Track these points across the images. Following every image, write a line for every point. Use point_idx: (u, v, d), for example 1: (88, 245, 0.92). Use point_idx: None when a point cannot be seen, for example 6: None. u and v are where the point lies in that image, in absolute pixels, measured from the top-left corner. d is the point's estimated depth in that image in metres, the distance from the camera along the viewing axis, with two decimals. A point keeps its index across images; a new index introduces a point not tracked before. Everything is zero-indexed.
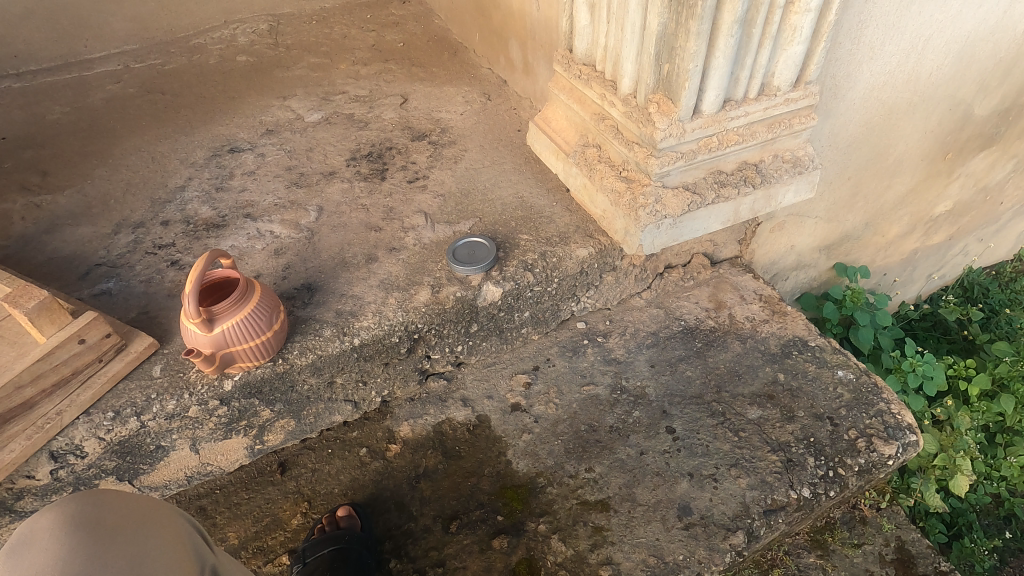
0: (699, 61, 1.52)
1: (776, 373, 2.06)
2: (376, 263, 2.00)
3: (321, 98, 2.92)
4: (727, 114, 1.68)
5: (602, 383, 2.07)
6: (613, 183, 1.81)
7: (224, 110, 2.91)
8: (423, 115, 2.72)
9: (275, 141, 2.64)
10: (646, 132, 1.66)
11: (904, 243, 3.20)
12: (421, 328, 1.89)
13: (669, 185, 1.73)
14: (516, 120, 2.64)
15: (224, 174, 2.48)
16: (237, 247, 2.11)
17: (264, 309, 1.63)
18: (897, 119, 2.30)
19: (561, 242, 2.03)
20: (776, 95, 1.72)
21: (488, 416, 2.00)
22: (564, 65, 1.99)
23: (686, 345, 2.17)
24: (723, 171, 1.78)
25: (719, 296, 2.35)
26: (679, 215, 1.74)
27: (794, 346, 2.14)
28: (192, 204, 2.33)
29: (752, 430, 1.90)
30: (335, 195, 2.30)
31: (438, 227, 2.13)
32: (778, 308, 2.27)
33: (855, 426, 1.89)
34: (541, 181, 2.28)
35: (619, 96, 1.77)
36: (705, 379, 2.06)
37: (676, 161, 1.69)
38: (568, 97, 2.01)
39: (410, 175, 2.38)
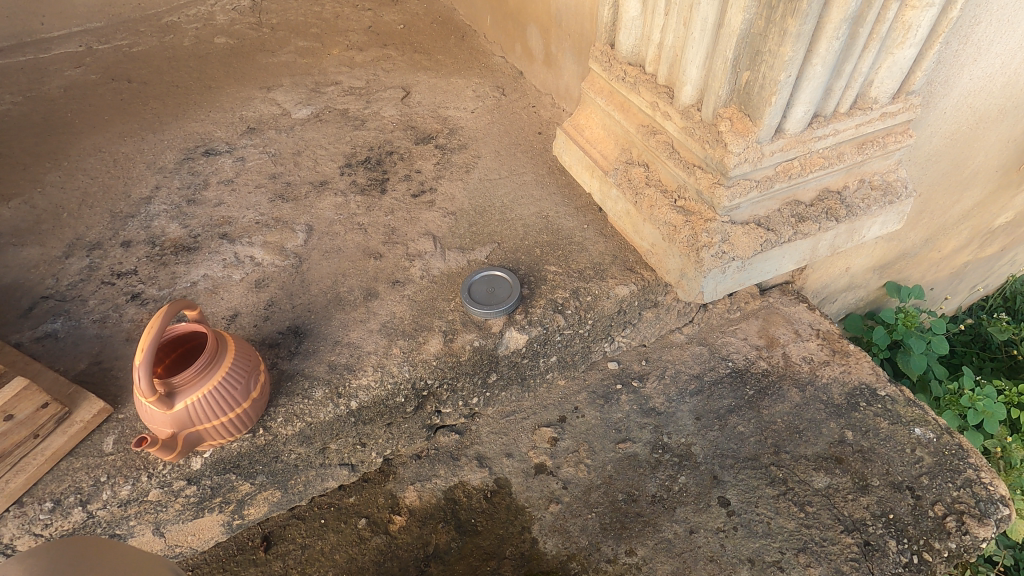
0: (793, 70, 1.19)
1: (843, 431, 1.77)
2: (376, 301, 1.68)
3: (311, 90, 2.56)
4: (814, 134, 1.35)
5: (640, 440, 1.79)
6: (667, 214, 1.48)
7: (199, 103, 2.54)
8: (428, 113, 2.36)
9: (257, 142, 2.29)
10: (714, 155, 1.34)
11: (958, 257, 2.90)
12: (431, 384, 1.57)
13: (738, 220, 1.41)
14: (536, 120, 2.29)
15: (198, 182, 2.13)
16: (210, 277, 1.78)
17: (238, 375, 1.32)
18: (984, 128, 1.97)
19: (596, 276, 1.71)
20: (872, 109, 1.39)
21: (508, 480, 1.72)
22: (604, 63, 1.65)
23: (736, 392, 1.88)
24: (802, 202, 1.46)
25: (769, 332, 2.06)
26: (749, 257, 1.42)
27: (861, 396, 1.86)
28: (158, 220, 1.99)
29: (820, 503, 1.62)
30: (327, 211, 1.97)
31: (449, 254, 1.80)
32: (839, 347, 1.98)
33: (941, 500, 1.61)
34: (568, 198, 1.96)
35: (676, 108, 1.44)
36: (760, 437, 1.77)
37: (749, 192, 1.37)
38: (607, 103, 1.67)
39: (414, 187, 2.04)
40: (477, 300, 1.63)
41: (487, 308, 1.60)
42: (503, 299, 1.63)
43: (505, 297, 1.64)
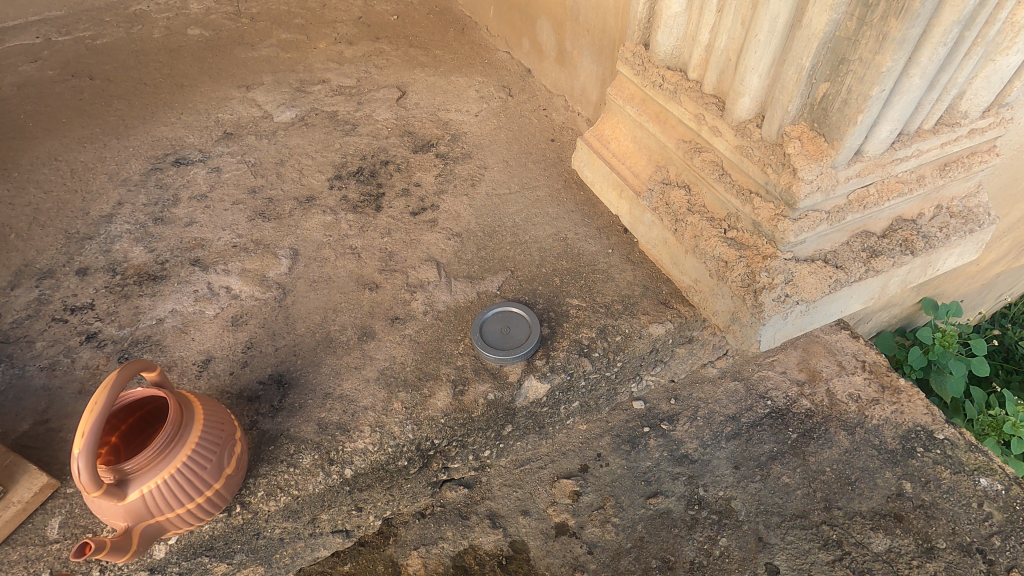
0: (888, 84, 0.97)
1: (900, 482, 1.58)
2: (372, 342, 1.45)
3: (295, 90, 2.30)
4: (896, 155, 1.13)
5: (672, 494, 1.59)
6: (715, 247, 1.26)
7: (170, 104, 2.27)
8: (427, 116, 2.12)
9: (234, 149, 2.04)
10: (779, 182, 1.12)
11: (993, 268, 2.71)
12: (438, 443, 1.36)
13: (802, 257, 1.19)
14: (548, 125, 2.05)
15: (167, 197, 1.88)
16: (179, 313, 1.54)
17: (206, 451, 1.09)
18: None
19: (626, 312, 1.49)
20: (960, 125, 1.18)
21: (526, 544, 1.52)
22: (636, 66, 1.42)
23: (777, 436, 1.68)
24: (873, 233, 1.25)
25: (809, 364, 1.86)
26: (815, 300, 1.20)
27: (917, 439, 1.66)
28: (120, 243, 1.74)
29: (881, 571, 1.43)
30: (314, 232, 1.73)
31: (456, 285, 1.57)
32: (888, 382, 1.79)
33: (1017, 566, 1.43)
34: (588, 217, 1.73)
35: (728, 122, 1.21)
36: (808, 490, 1.58)
37: (818, 225, 1.15)
38: (639, 112, 1.44)
39: (413, 203, 1.80)
40: (490, 341, 1.42)
41: (502, 352, 1.39)
42: (519, 342, 1.42)
43: (520, 339, 1.42)
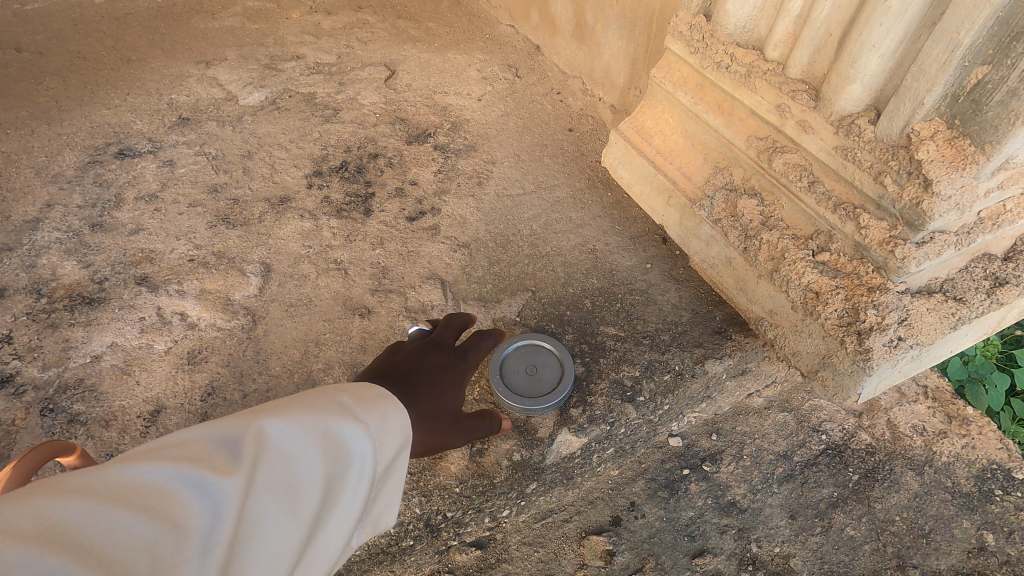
0: None
1: (981, 533, 1.37)
2: None
3: (264, 67, 1.96)
4: None
5: (722, 551, 1.36)
6: (801, 274, 1.01)
7: (113, 82, 1.92)
8: (421, 99, 1.81)
9: (191, 138, 1.70)
10: (903, 195, 0.86)
11: None
12: (452, 514, 1.09)
13: (916, 288, 0.94)
14: (564, 112, 1.77)
15: (108, 197, 1.55)
16: (120, 348, 1.23)
17: None
18: None
19: (674, 344, 1.24)
20: None
21: None
22: (695, 41, 1.14)
23: (837, 478, 1.46)
24: (995, 256, 1.00)
25: None
26: (932, 343, 0.95)
27: (994, 480, 1.46)
28: (47, 255, 1.41)
29: None
30: (290, 242, 1.43)
31: (466, 310, 1.29)
32: (955, 411, 1.57)
33: None
34: (619, 223, 1.46)
35: (827, 116, 0.95)
36: (877, 545, 1.36)
37: (944, 250, 0.90)
38: (695, 101, 1.17)
39: (410, 206, 1.51)
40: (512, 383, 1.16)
41: (526, 402, 1.13)
42: (547, 389, 1.16)
43: (548, 386, 1.16)
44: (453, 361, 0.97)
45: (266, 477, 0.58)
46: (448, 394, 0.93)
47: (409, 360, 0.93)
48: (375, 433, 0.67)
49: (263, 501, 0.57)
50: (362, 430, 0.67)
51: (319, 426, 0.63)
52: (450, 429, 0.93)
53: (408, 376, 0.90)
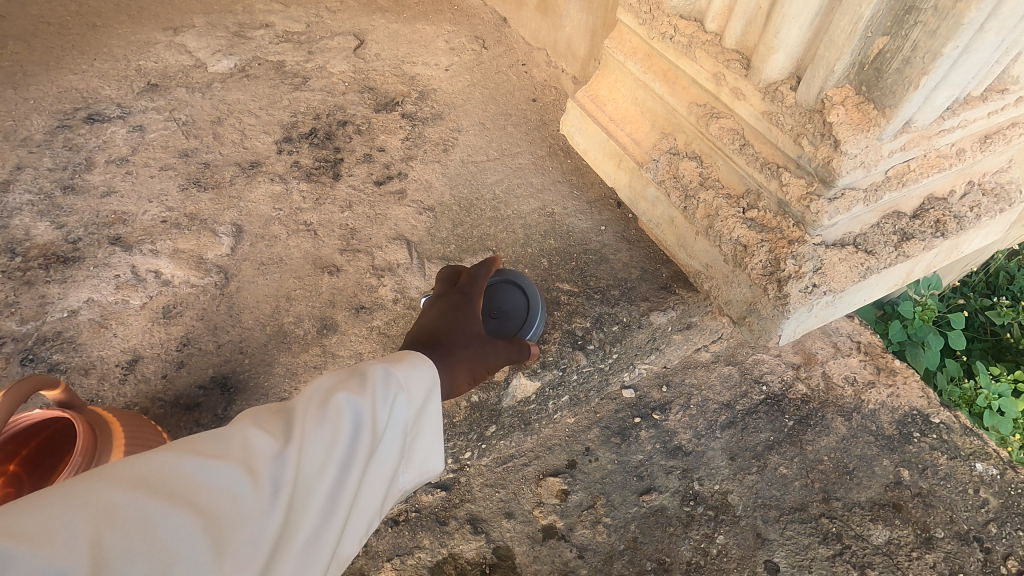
0: (961, 42, 0.82)
1: (898, 470, 1.52)
2: (335, 336, 1.26)
3: (232, 34, 1.97)
4: (944, 126, 0.99)
5: (667, 489, 1.48)
6: (733, 229, 1.11)
7: (79, 47, 1.92)
8: (389, 69, 1.86)
9: (160, 104, 1.73)
10: (816, 154, 0.96)
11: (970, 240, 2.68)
12: None
13: (830, 241, 1.06)
14: (529, 83, 1.83)
15: (78, 160, 1.58)
16: (96, 304, 1.29)
17: None
18: None
19: (623, 298, 1.34)
20: (1010, 93, 1.04)
21: (510, 549, 1.39)
22: (643, 13, 1.22)
23: (774, 424, 1.59)
24: (904, 213, 1.12)
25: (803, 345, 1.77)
26: (844, 290, 1.07)
27: (914, 424, 1.60)
28: (19, 215, 1.44)
29: (881, 564, 1.37)
30: (261, 204, 1.48)
31: (430, 268, 1.38)
32: (884, 363, 1.72)
33: (1013, 553, 1.40)
34: (577, 188, 1.55)
35: (755, 84, 1.04)
36: (806, 482, 1.50)
37: (853, 205, 1.01)
38: (643, 70, 1.26)
39: (377, 171, 1.57)
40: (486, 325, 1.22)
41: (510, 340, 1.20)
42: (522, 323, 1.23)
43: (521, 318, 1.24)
44: (462, 302, 1.14)
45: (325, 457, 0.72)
46: (475, 323, 1.11)
47: (429, 324, 1.11)
48: (419, 398, 0.86)
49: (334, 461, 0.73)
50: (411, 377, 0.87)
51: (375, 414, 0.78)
52: (494, 343, 1.11)
53: (433, 332, 1.08)
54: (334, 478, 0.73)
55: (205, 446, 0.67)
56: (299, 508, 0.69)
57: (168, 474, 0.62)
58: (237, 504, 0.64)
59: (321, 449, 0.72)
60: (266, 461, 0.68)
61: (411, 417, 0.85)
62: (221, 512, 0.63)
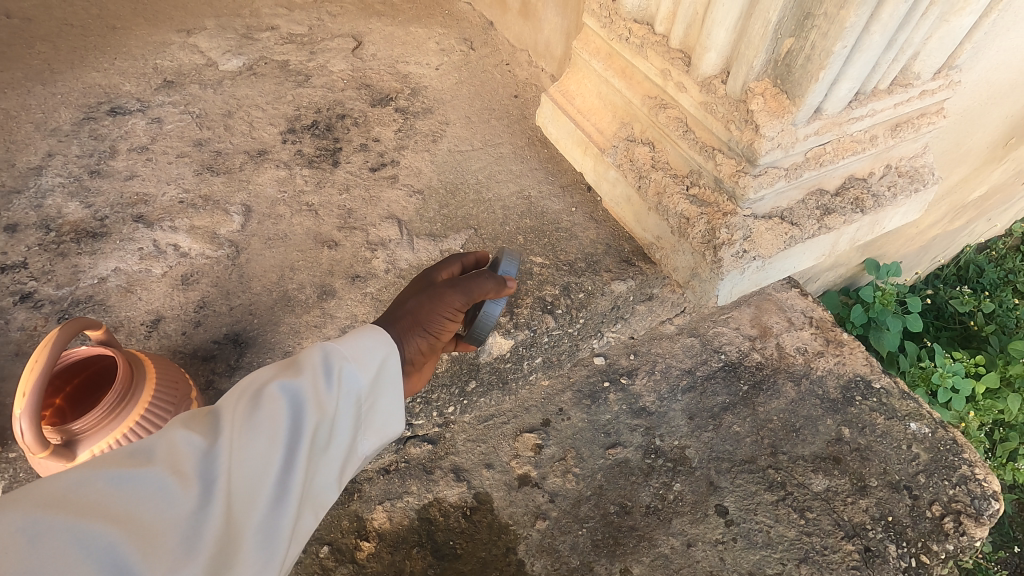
0: (849, 41, 0.99)
1: (840, 428, 1.69)
2: (333, 300, 1.43)
3: (241, 36, 2.15)
4: (852, 114, 1.16)
5: (631, 444, 1.65)
6: (678, 204, 1.28)
7: (100, 47, 2.09)
8: (384, 68, 2.03)
9: (175, 99, 1.90)
10: (742, 138, 1.13)
11: (931, 231, 2.84)
12: None
13: (759, 213, 1.22)
14: (512, 81, 2.01)
15: (103, 149, 1.75)
16: (123, 272, 1.46)
17: (160, 409, 1.06)
18: (993, 104, 1.83)
19: (589, 269, 1.51)
20: (913, 87, 1.22)
21: (489, 494, 1.56)
22: (604, 18, 1.39)
23: (730, 388, 1.76)
24: (827, 191, 1.29)
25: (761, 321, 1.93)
26: (771, 256, 1.24)
27: (857, 389, 1.77)
28: (52, 196, 1.62)
29: (820, 508, 1.54)
30: (267, 187, 1.66)
31: (418, 243, 1.55)
32: (833, 336, 1.88)
33: (938, 500, 1.57)
34: (552, 174, 1.72)
35: (693, 78, 1.21)
36: (757, 438, 1.66)
37: (777, 182, 1.18)
38: (605, 68, 1.43)
39: (372, 159, 1.75)
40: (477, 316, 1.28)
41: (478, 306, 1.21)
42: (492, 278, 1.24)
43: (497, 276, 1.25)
44: (422, 279, 1.25)
45: (255, 443, 0.78)
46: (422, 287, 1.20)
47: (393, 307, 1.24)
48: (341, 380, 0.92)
49: (266, 447, 0.79)
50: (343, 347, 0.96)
51: (295, 396, 0.85)
52: (437, 292, 1.15)
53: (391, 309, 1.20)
54: (270, 465, 0.79)
55: (132, 455, 0.72)
56: (242, 494, 0.75)
57: (98, 488, 0.67)
58: (169, 500, 0.70)
59: (250, 434, 0.78)
60: (192, 457, 0.74)
61: (341, 394, 0.91)
62: (160, 511, 0.68)
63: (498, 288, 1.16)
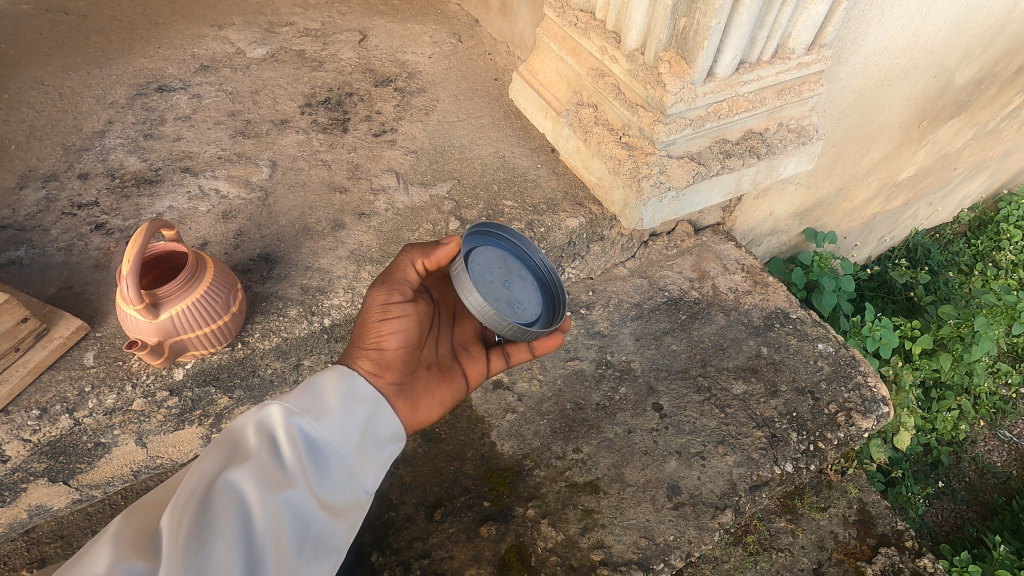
0: (723, 18, 1.36)
1: (759, 347, 2.04)
2: (344, 231, 1.79)
3: (264, 30, 2.54)
4: (741, 78, 1.53)
5: (586, 358, 2.00)
6: (612, 149, 1.65)
7: (145, 38, 2.48)
8: (386, 57, 2.42)
9: (211, 79, 2.28)
10: (654, 94, 1.50)
11: (868, 207, 3.21)
12: None
13: (674, 154, 1.59)
14: (492, 67, 2.39)
15: (153, 118, 2.12)
16: (176, 209, 1.82)
17: (217, 289, 1.41)
18: (889, 86, 2.21)
19: (549, 210, 1.88)
20: (790, 59, 1.58)
21: (468, 395, 1.91)
22: (558, 9, 1.77)
23: (670, 317, 2.11)
24: (729, 140, 1.66)
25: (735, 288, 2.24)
26: (683, 188, 1.61)
27: (776, 319, 2.13)
28: (115, 153, 1.99)
29: (737, 405, 1.89)
30: (290, 148, 2.03)
31: (412, 189, 1.92)
32: (760, 279, 2.24)
33: (835, 401, 1.92)
34: (523, 139, 2.10)
35: (622, 52, 1.58)
36: (690, 354, 2.02)
37: (684, 129, 1.54)
38: (560, 48, 1.80)
39: (375, 127, 2.12)
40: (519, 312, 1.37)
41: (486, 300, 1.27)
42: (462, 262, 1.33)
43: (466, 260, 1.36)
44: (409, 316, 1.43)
45: (209, 545, 0.88)
46: None
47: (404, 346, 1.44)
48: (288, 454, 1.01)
49: (220, 545, 0.89)
50: (291, 407, 1.06)
51: (239, 488, 0.95)
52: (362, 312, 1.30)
53: None
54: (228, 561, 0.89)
55: None
56: None
57: None
58: None
59: (198, 540, 0.88)
60: None
61: (292, 468, 1.01)
62: None
63: (417, 258, 1.28)
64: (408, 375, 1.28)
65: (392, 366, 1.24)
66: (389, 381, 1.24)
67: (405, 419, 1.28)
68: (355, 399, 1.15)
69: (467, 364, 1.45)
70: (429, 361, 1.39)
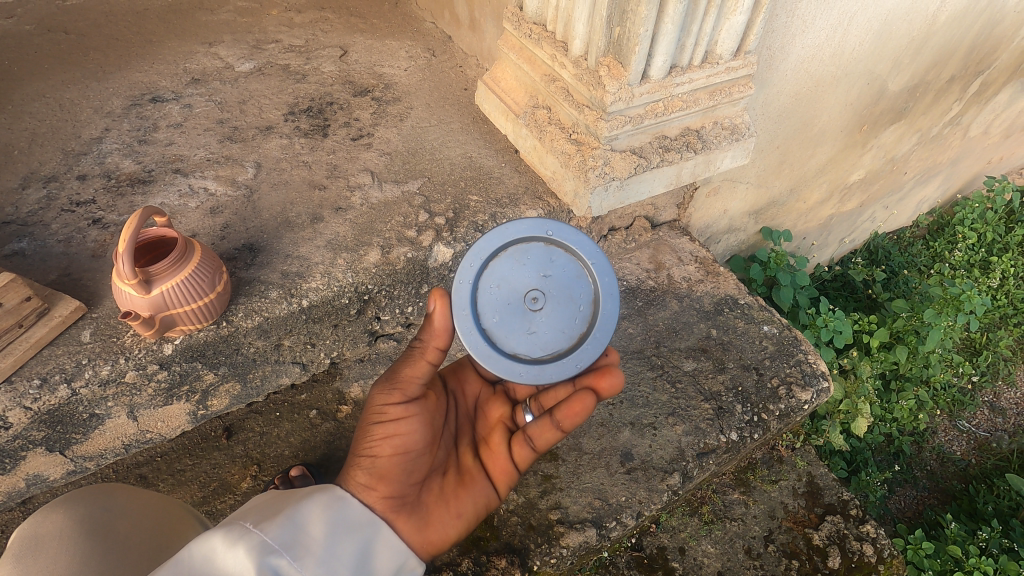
0: (650, 26, 1.55)
1: (709, 330, 2.21)
2: (322, 223, 1.95)
3: (252, 47, 2.73)
4: (674, 80, 1.72)
5: None
6: (563, 145, 1.85)
7: (141, 55, 2.66)
8: (365, 70, 2.61)
9: (202, 91, 2.46)
10: (596, 94, 1.68)
11: (823, 209, 3.42)
12: (371, 289, 1.88)
13: (617, 148, 1.78)
14: (463, 79, 2.59)
15: (147, 126, 2.29)
16: (167, 205, 1.98)
17: (204, 270, 1.57)
18: (823, 91, 2.43)
19: (511, 204, 2.06)
20: (719, 64, 1.78)
21: None
22: (515, 23, 1.97)
23: (628, 303, 2.26)
24: (668, 136, 1.86)
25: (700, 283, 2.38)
26: (626, 178, 1.80)
27: (726, 304, 2.29)
28: (111, 157, 2.15)
29: (687, 380, 2.05)
30: (273, 151, 2.20)
31: (386, 186, 2.09)
32: (712, 269, 2.42)
33: (777, 375, 2.08)
34: (489, 142, 2.28)
35: (570, 58, 1.78)
36: (646, 335, 2.17)
37: (625, 125, 1.73)
38: (518, 57, 1.99)
39: (353, 132, 2.30)
40: (554, 272, 1.48)
41: (523, 238, 1.47)
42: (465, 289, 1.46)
43: (464, 316, 1.44)
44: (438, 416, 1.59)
45: None
46: None
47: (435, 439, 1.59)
48: None
49: None
50: (271, 544, 1.14)
51: None
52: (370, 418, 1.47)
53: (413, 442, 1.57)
54: None
55: None
56: None
57: None
58: None
59: None
60: None
61: None
62: None
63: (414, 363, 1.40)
64: (408, 486, 1.42)
65: (386, 479, 1.38)
66: (385, 494, 1.38)
67: (415, 533, 1.39)
68: (338, 530, 1.27)
69: (488, 464, 1.52)
70: (446, 469, 1.52)
